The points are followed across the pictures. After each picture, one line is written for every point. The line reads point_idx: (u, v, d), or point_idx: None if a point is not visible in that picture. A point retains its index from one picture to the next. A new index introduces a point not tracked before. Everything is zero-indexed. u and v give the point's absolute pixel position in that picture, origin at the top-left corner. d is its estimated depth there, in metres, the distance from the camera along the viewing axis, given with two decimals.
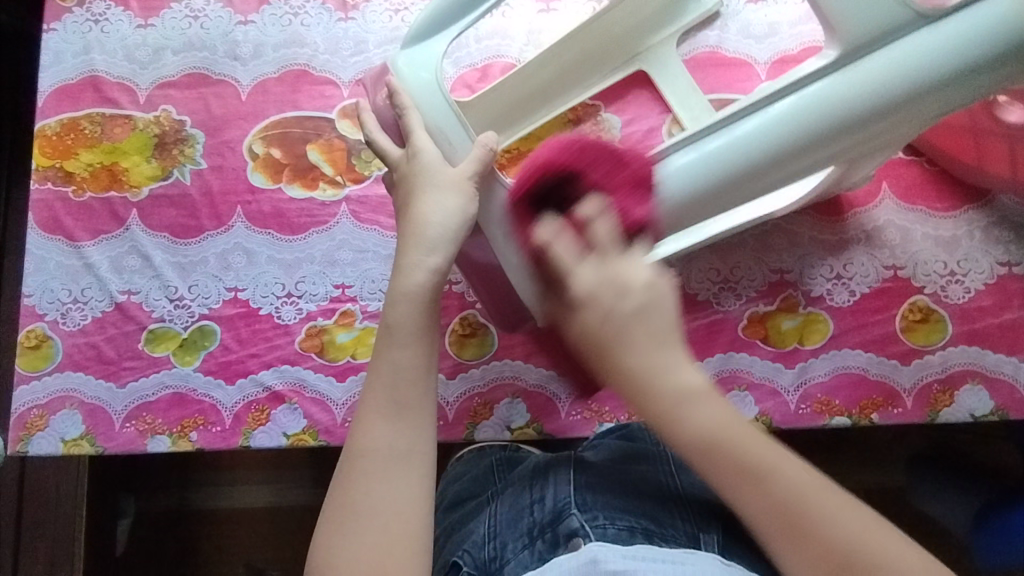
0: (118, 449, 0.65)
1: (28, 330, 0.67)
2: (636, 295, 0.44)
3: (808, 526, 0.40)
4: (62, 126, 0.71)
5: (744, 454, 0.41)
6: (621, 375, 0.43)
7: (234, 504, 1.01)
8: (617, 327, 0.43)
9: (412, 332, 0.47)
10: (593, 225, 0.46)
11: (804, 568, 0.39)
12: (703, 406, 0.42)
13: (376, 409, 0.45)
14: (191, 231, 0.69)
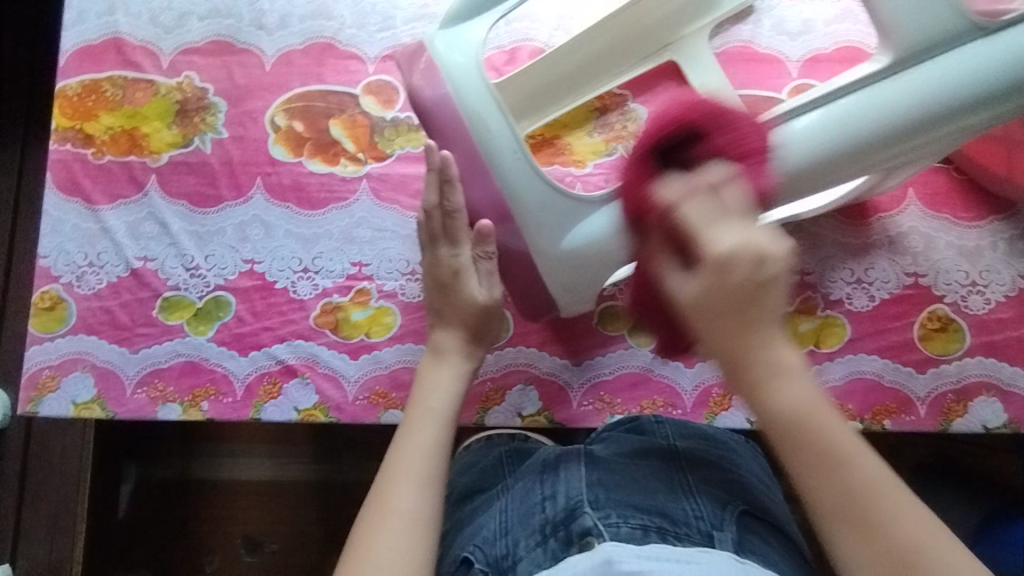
0: (129, 415, 0.65)
1: (43, 291, 0.66)
2: (724, 269, 0.41)
3: (881, 527, 0.39)
4: (83, 87, 0.70)
5: (830, 442, 0.41)
6: (721, 346, 0.42)
7: (234, 476, 1.01)
8: (725, 296, 0.41)
9: (445, 416, 0.51)
10: (691, 211, 0.43)
11: (873, 571, 0.39)
12: (797, 387, 0.42)
13: (406, 469, 0.47)
14: (209, 200, 0.68)
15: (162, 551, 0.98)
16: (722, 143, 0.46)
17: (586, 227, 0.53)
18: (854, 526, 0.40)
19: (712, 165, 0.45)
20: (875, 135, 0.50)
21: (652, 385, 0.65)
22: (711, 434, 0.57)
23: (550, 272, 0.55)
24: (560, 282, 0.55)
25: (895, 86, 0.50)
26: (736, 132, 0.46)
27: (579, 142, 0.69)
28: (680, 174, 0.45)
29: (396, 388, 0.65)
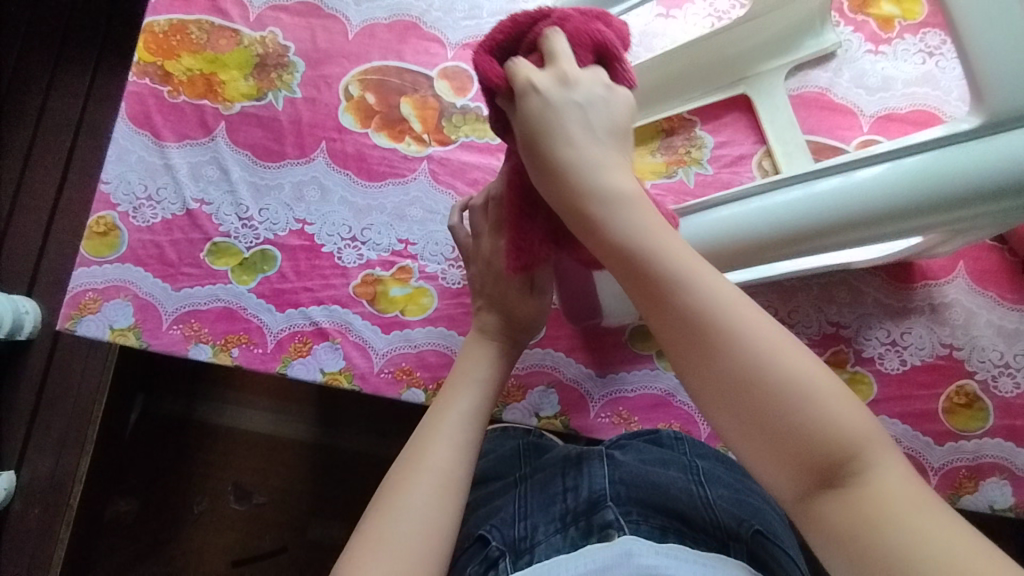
0: (161, 348, 0.66)
1: (99, 216, 0.68)
2: (559, 109, 0.44)
3: (725, 345, 0.36)
4: (170, 26, 0.71)
5: (666, 263, 0.39)
6: (556, 174, 0.43)
7: (237, 424, 1.02)
8: (553, 118, 0.44)
9: (477, 384, 0.52)
10: (535, 78, 0.46)
11: (713, 396, 0.36)
12: (628, 214, 0.41)
13: (437, 436, 0.48)
14: (273, 156, 0.70)
15: (156, 480, 1.00)
16: (549, 22, 0.48)
17: None
18: (694, 364, 0.37)
19: (521, 62, 0.46)
20: (944, 191, 0.48)
21: (671, 409, 0.66)
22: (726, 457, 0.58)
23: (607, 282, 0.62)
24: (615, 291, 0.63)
25: (980, 147, 0.48)
26: (553, 13, 0.49)
27: (642, 160, 0.69)
28: (561, 35, 0.47)
29: (422, 368, 0.66)
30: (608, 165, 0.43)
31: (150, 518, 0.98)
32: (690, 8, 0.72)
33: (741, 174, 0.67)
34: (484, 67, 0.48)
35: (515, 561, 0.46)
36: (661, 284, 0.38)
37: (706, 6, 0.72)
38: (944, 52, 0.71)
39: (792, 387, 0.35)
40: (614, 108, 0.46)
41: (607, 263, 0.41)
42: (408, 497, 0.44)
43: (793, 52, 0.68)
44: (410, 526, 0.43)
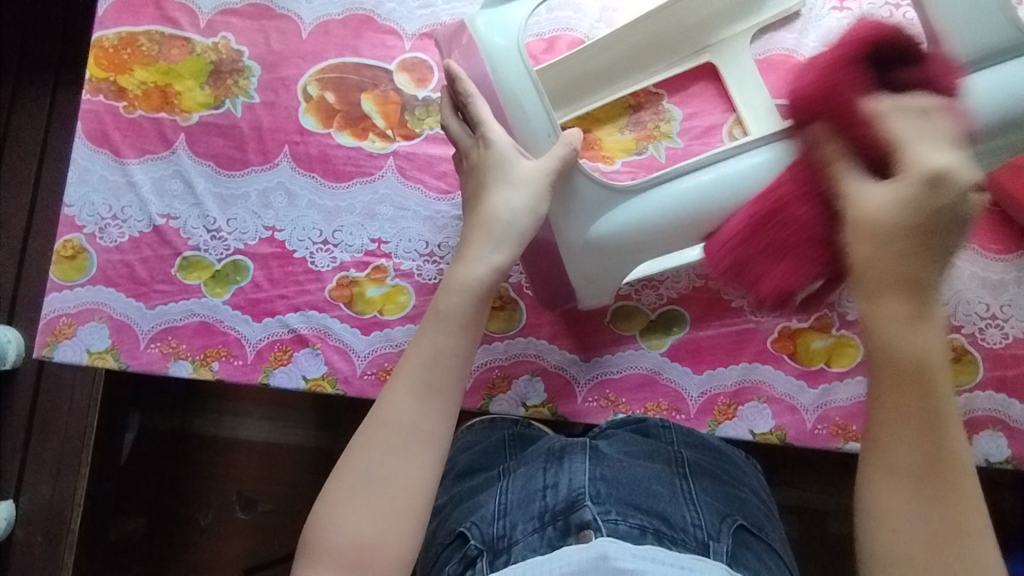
0: (141, 368, 0.65)
1: (66, 239, 0.67)
2: (931, 199, 0.41)
3: (920, 377, 0.42)
4: (119, 39, 0.70)
5: (937, 390, 0.42)
6: (868, 269, 0.43)
7: (235, 435, 1.02)
8: (938, 218, 0.42)
9: (458, 321, 0.50)
10: (867, 189, 0.44)
11: (893, 407, 0.42)
12: (953, 239, 0.42)
13: (407, 385, 0.48)
14: (236, 164, 0.69)
15: (159, 498, 1.00)
16: (916, 74, 0.48)
17: (610, 220, 0.56)
18: (903, 468, 0.42)
19: (854, 183, 0.45)
20: None
21: (659, 388, 0.65)
22: (716, 445, 0.58)
23: (575, 261, 0.58)
24: (583, 271, 0.59)
25: (939, 98, 0.49)
26: (927, 66, 0.48)
27: (609, 139, 0.67)
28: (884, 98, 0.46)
29: None
30: (925, 269, 0.42)
31: (156, 535, 0.99)
32: None
33: (712, 145, 0.66)
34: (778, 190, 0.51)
35: (491, 559, 0.48)
36: (913, 291, 0.42)
37: None
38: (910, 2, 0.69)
39: (967, 525, 0.41)
40: (971, 212, 0.43)
41: (877, 363, 0.43)
42: (380, 463, 0.45)
43: (754, 17, 0.67)
44: (385, 491, 0.45)
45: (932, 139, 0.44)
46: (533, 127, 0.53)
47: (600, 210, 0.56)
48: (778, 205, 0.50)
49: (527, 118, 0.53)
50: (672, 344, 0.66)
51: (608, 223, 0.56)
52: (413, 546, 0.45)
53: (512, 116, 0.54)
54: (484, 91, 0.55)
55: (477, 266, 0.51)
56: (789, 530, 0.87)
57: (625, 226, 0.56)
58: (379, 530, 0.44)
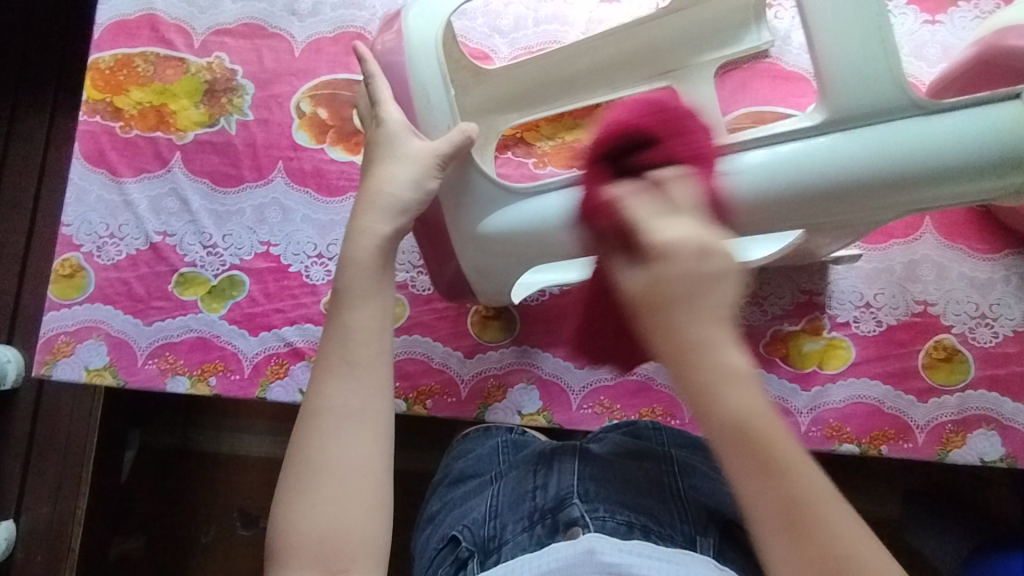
0: (139, 384, 0.66)
1: (63, 258, 0.68)
2: (685, 249, 0.37)
3: (768, 452, 0.36)
4: (115, 61, 0.71)
5: (768, 434, 0.37)
6: (660, 338, 0.37)
7: (235, 451, 1.01)
8: (683, 287, 0.37)
9: (360, 295, 0.49)
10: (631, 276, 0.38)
11: (747, 472, 0.36)
12: (724, 352, 0.37)
13: (329, 370, 0.47)
14: (231, 180, 0.70)
15: (159, 515, 0.99)
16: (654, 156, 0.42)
17: (499, 218, 0.55)
18: (781, 524, 0.36)
19: (620, 260, 0.40)
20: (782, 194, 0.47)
21: (653, 393, 0.66)
22: (705, 443, 0.59)
23: (463, 251, 0.58)
24: (473, 262, 0.58)
25: (822, 150, 0.47)
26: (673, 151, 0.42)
27: None
28: (616, 186, 0.41)
29: (401, 378, 0.66)
30: (727, 329, 0.37)
31: (158, 552, 0.98)
32: None
33: None
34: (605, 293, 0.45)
35: (482, 560, 0.49)
36: (699, 390, 0.37)
37: None
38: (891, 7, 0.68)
39: (844, 563, 0.35)
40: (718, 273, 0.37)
41: (711, 417, 0.37)
42: (327, 452, 0.45)
43: (727, 48, 0.68)
44: (338, 478, 0.45)
45: (682, 223, 0.38)
46: (433, 114, 0.54)
47: (490, 207, 0.55)
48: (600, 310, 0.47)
49: (427, 107, 0.54)
50: None
51: (496, 221, 0.55)
52: (379, 524, 0.45)
53: (417, 104, 0.54)
54: (398, 81, 0.55)
55: (364, 238, 0.50)
56: None
57: (512, 227, 0.55)
58: (337, 518, 0.44)
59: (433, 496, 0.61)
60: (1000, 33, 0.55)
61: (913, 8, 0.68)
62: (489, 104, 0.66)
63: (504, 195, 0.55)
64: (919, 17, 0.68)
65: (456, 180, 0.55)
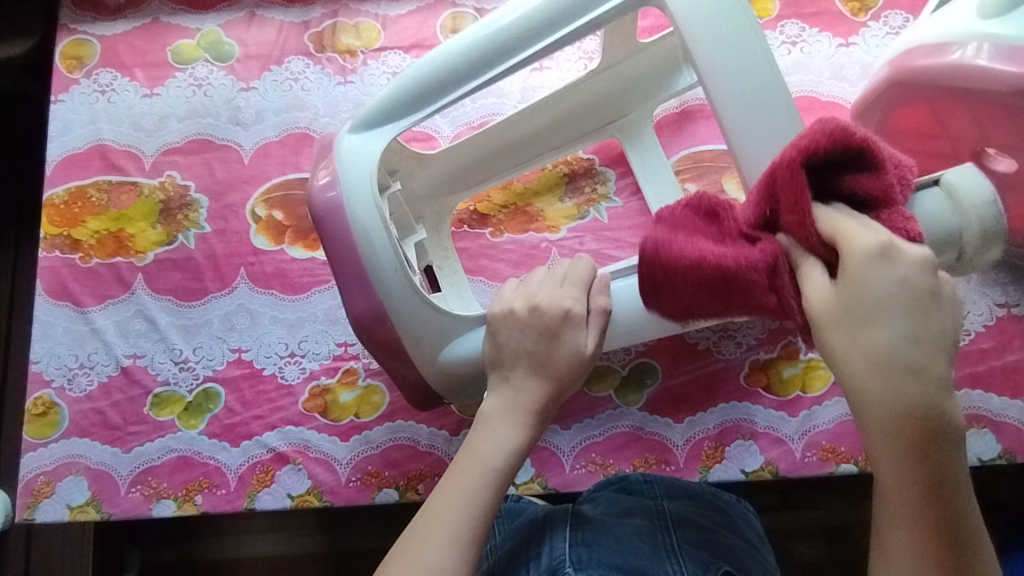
0: (124, 515, 0.65)
1: (36, 397, 0.68)
2: (917, 281, 0.35)
3: (935, 507, 0.35)
4: (70, 194, 0.72)
5: (949, 508, 0.35)
6: (859, 397, 0.35)
7: (240, 553, 0.95)
8: (858, 301, 0.36)
9: (486, 462, 0.47)
10: (809, 278, 0.38)
11: (901, 539, 0.36)
12: (888, 391, 0.35)
13: (437, 521, 0.44)
14: (195, 294, 0.70)
15: None
16: (870, 183, 0.40)
17: (457, 345, 0.57)
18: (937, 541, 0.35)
19: (810, 258, 0.39)
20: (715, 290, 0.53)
21: (644, 443, 0.65)
22: (696, 491, 0.58)
23: (430, 373, 0.58)
24: (441, 382, 0.58)
25: None
26: (883, 177, 0.40)
27: (552, 207, 0.71)
28: (807, 256, 0.39)
29: (390, 466, 0.65)
30: (893, 372, 0.35)
31: None
32: (560, 56, 0.74)
33: None
34: (747, 262, 0.42)
35: None
36: (916, 436, 0.34)
37: (576, 49, 0.74)
38: (806, 38, 0.71)
39: None
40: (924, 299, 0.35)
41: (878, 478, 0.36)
42: (426, 550, 0.43)
43: (663, 93, 0.67)
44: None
45: (867, 258, 0.36)
46: (561, 295, 0.53)
47: (448, 337, 0.57)
48: (728, 262, 0.43)
49: (560, 287, 0.54)
50: (648, 398, 0.66)
51: (455, 348, 0.57)
52: None
53: (383, 233, 0.54)
54: (337, 227, 0.55)
55: (518, 396, 0.51)
56: (813, 552, 0.86)
57: (472, 352, 0.56)
58: None
59: None
60: (906, 54, 0.57)
61: (826, 35, 0.71)
62: (435, 188, 0.67)
63: (457, 323, 0.56)
64: (833, 41, 0.71)
65: (422, 314, 0.56)
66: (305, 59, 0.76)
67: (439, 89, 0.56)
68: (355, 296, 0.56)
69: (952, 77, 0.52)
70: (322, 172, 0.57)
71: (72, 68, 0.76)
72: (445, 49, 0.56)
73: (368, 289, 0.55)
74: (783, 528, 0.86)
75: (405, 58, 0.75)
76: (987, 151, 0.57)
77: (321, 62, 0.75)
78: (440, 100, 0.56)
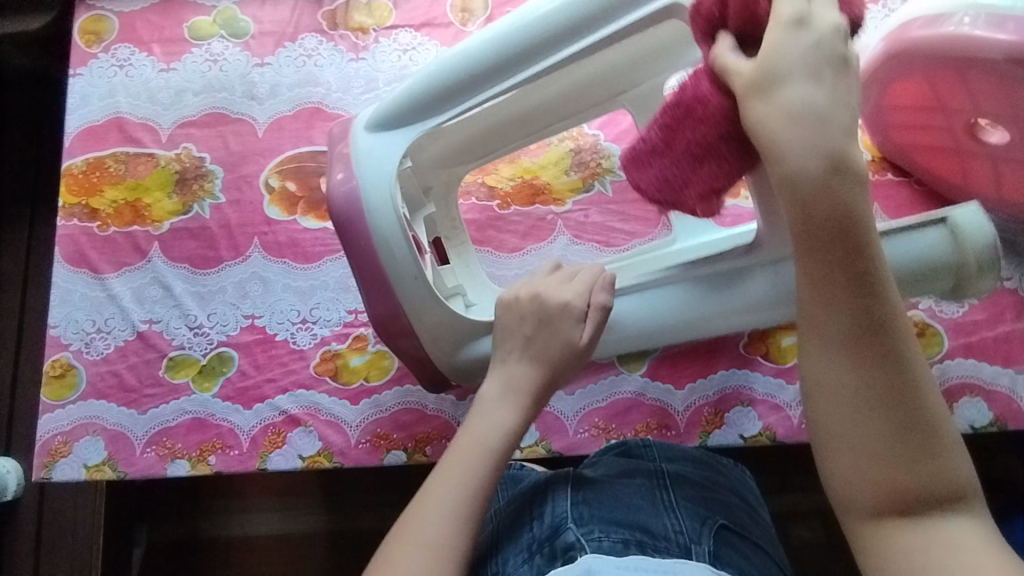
0: (140, 474, 0.66)
1: (54, 359, 0.69)
2: (825, 65, 0.41)
3: (854, 283, 0.41)
4: (88, 165, 0.74)
5: (869, 285, 0.41)
6: (786, 188, 0.41)
7: (246, 532, 0.96)
8: (784, 76, 0.41)
9: (485, 447, 0.50)
10: (736, 65, 0.43)
11: (831, 320, 0.41)
12: (810, 171, 0.40)
13: (437, 499, 0.47)
14: (210, 262, 0.72)
15: None
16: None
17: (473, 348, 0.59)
18: (886, 448, 0.40)
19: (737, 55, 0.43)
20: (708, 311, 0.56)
21: (645, 408, 0.67)
22: (695, 455, 0.59)
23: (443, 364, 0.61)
24: (453, 375, 0.61)
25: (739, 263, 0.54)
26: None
27: (558, 180, 0.73)
28: (730, 37, 0.44)
29: (398, 429, 0.67)
30: (810, 148, 0.40)
31: None
32: None
33: None
34: (695, 89, 0.44)
35: None
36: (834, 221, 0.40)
37: None
38: None
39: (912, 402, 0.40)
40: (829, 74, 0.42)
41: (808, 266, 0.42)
42: (421, 523, 0.46)
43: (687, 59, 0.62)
44: (423, 548, 0.45)
45: (783, 40, 0.41)
46: (563, 287, 0.55)
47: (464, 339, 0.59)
48: (696, 104, 0.44)
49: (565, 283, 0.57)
50: (650, 364, 0.68)
51: (471, 351, 0.60)
52: None
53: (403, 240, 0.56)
54: (354, 230, 0.56)
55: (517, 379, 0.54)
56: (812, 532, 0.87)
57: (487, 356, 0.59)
58: None
59: None
60: (904, 25, 0.58)
61: None
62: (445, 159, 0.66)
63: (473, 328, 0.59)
64: None
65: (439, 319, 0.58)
66: (318, 36, 0.78)
67: (451, 95, 0.56)
68: (373, 300, 0.58)
69: (946, 47, 0.54)
70: (338, 170, 0.58)
71: (90, 42, 0.78)
72: (457, 50, 0.56)
73: (387, 295, 0.57)
74: (782, 506, 0.88)
75: (415, 36, 0.77)
76: (980, 123, 0.60)
77: (334, 39, 0.77)
78: (452, 106, 0.56)
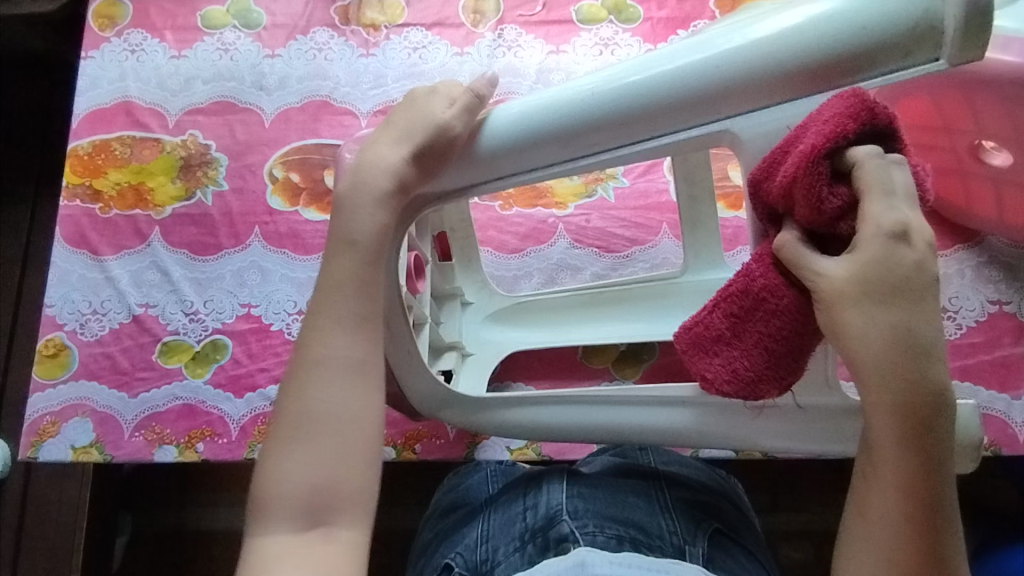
0: (127, 457, 0.66)
1: (48, 339, 0.69)
2: (929, 269, 0.37)
3: (911, 481, 0.37)
4: (93, 147, 0.75)
5: (928, 487, 0.37)
6: (853, 364, 0.38)
7: (231, 526, 0.93)
8: (878, 262, 0.36)
9: (354, 242, 0.43)
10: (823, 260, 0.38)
11: (879, 505, 0.38)
12: (886, 363, 0.37)
13: (332, 316, 0.42)
14: (210, 249, 0.72)
15: None
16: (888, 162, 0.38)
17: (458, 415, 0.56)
18: None
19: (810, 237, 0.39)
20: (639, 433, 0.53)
21: None
22: (690, 461, 0.59)
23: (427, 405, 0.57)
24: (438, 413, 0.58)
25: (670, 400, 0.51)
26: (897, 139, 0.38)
27: (562, 184, 0.73)
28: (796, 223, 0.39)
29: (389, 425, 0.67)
30: (889, 341, 0.37)
31: None
32: (577, 41, 0.76)
33: (655, 180, 0.72)
34: (764, 278, 0.40)
35: None
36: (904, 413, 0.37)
37: (593, 35, 0.77)
38: None
39: None
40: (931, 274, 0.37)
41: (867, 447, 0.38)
42: (317, 343, 0.42)
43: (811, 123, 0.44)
44: (339, 372, 0.41)
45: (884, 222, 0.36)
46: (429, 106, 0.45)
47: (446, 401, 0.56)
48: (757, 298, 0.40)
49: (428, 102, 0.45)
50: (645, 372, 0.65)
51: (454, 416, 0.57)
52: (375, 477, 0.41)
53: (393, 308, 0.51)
54: None
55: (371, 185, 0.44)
56: (801, 554, 0.86)
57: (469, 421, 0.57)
58: (328, 461, 0.40)
59: (426, 527, 0.61)
60: None
61: None
62: None
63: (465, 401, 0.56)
64: None
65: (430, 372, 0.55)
66: (330, 31, 0.78)
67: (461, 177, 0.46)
68: None
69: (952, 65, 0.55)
70: None
71: (104, 26, 0.79)
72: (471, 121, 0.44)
73: None
74: (773, 526, 0.87)
75: (426, 35, 0.77)
76: (985, 145, 0.60)
77: (345, 34, 0.78)
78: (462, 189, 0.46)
